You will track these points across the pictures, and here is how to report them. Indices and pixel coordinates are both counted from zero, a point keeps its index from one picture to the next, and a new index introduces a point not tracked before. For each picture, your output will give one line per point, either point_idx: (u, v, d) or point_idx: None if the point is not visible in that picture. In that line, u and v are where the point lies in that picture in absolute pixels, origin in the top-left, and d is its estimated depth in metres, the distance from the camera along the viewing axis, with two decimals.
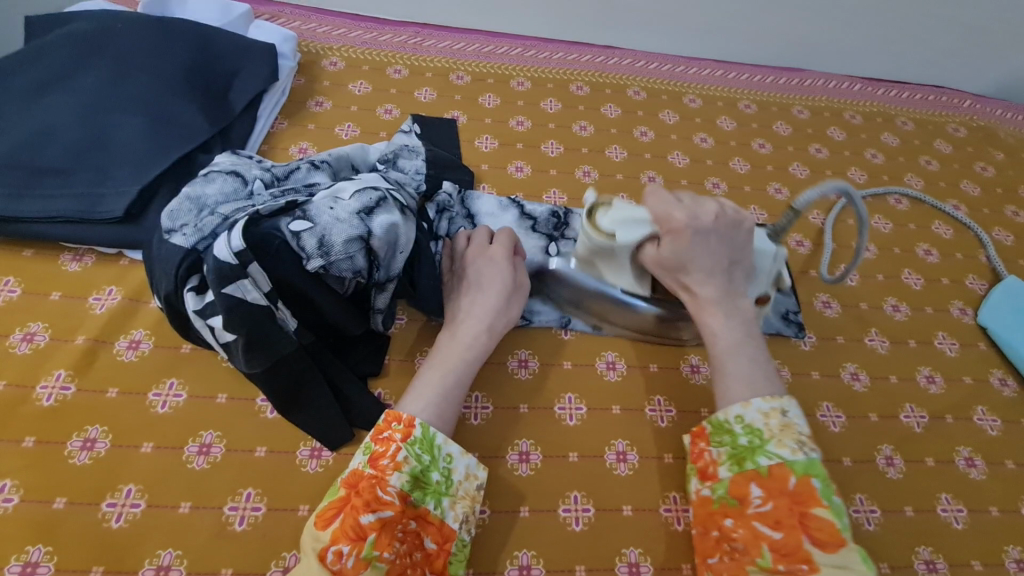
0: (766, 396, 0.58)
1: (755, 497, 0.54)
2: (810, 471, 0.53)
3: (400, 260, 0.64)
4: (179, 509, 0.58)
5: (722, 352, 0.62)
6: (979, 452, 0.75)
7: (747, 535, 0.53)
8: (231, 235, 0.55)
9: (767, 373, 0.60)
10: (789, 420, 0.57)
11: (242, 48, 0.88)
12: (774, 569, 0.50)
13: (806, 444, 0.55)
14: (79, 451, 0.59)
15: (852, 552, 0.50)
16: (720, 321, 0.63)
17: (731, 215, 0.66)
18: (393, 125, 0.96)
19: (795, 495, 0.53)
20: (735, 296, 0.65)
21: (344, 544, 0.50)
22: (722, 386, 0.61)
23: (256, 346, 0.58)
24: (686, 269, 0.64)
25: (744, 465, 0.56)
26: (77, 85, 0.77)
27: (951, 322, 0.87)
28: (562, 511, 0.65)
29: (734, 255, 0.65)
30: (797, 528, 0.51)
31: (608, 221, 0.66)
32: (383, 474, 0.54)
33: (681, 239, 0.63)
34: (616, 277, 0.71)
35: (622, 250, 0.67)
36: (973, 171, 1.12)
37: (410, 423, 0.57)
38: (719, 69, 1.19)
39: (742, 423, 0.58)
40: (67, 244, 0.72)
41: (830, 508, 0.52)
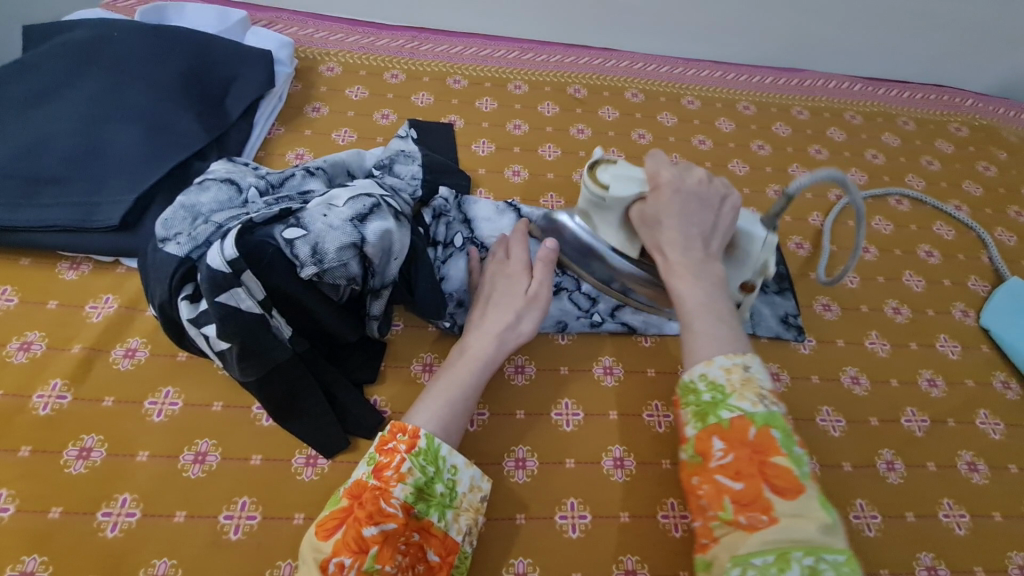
0: (728, 351, 0.54)
1: (716, 450, 0.50)
2: (772, 421, 0.49)
3: (394, 267, 0.64)
4: (174, 518, 0.58)
5: (690, 310, 0.59)
6: (982, 456, 0.74)
7: (711, 490, 0.49)
8: (224, 244, 0.55)
9: (734, 333, 0.56)
10: (752, 374, 0.52)
11: (238, 55, 0.89)
12: (735, 522, 0.47)
13: (767, 397, 0.51)
14: (75, 460, 0.60)
15: (814, 500, 0.46)
16: (689, 279, 0.60)
17: (716, 187, 0.65)
18: (389, 130, 0.96)
19: (755, 446, 0.48)
20: (707, 261, 0.62)
21: (346, 556, 0.49)
22: (689, 341, 0.57)
23: (250, 354, 0.58)
24: (662, 228, 0.63)
25: (707, 420, 0.51)
26: (74, 94, 0.78)
27: (953, 324, 0.87)
28: (558, 518, 0.65)
29: (711, 223, 0.64)
30: (757, 478, 0.47)
31: (606, 174, 0.67)
32: (387, 485, 0.53)
33: (662, 197, 0.63)
34: (606, 234, 0.71)
35: (614, 203, 0.67)
36: (975, 171, 1.11)
37: (415, 435, 0.56)
38: (718, 70, 1.19)
39: (706, 380, 0.53)
40: (64, 253, 0.72)
41: (789, 457, 0.48)
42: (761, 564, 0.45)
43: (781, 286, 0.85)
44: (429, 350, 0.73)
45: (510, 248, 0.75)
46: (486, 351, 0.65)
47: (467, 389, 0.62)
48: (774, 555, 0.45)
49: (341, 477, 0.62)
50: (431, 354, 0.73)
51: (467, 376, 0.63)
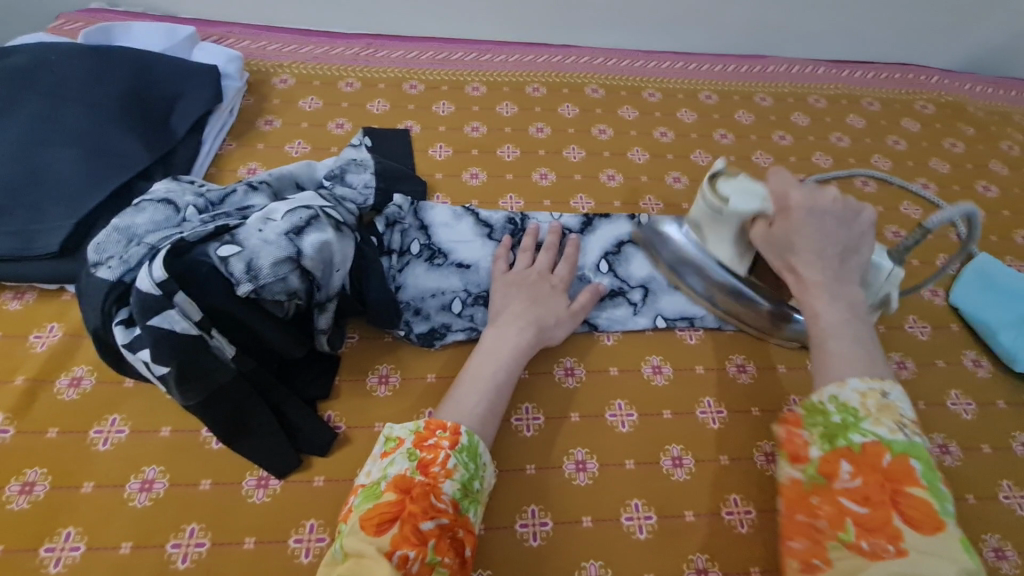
0: (863, 375, 0.54)
1: (844, 473, 0.49)
2: (911, 451, 0.49)
3: (337, 279, 0.63)
4: (120, 550, 0.56)
5: (824, 331, 0.57)
6: (953, 438, 0.73)
7: (833, 511, 0.48)
8: (153, 266, 0.54)
9: (873, 357, 0.56)
10: (890, 401, 0.52)
11: (183, 72, 0.87)
12: (858, 546, 0.46)
13: (906, 426, 0.51)
14: (17, 496, 0.58)
15: (954, 541, 0.44)
16: (824, 303, 0.58)
17: (852, 206, 0.61)
18: (344, 139, 0.94)
19: (889, 473, 0.48)
20: (845, 280, 0.59)
21: (409, 549, 0.47)
22: (822, 364, 0.56)
23: (188, 377, 0.56)
24: (794, 249, 0.60)
25: (836, 442, 0.51)
26: (12, 121, 0.76)
27: (922, 304, 0.85)
28: (518, 526, 0.62)
29: (849, 242, 0.60)
30: (889, 506, 0.47)
31: (727, 187, 0.66)
32: (436, 481, 0.52)
33: (794, 218, 0.60)
34: (717, 248, 0.70)
35: (732, 217, 0.65)
36: (942, 148, 1.10)
37: (456, 431, 0.56)
38: (679, 61, 1.18)
39: (836, 402, 0.53)
40: (6, 283, 0.71)
41: (929, 491, 0.47)
42: None
43: None
44: (385, 362, 0.71)
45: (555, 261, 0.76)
46: (514, 342, 0.66)
47: (493, 387, 0.62)
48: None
49: (295, 497, 0.61)
50: (387, 365, 0.71)
51: (490, 376, 0.63)
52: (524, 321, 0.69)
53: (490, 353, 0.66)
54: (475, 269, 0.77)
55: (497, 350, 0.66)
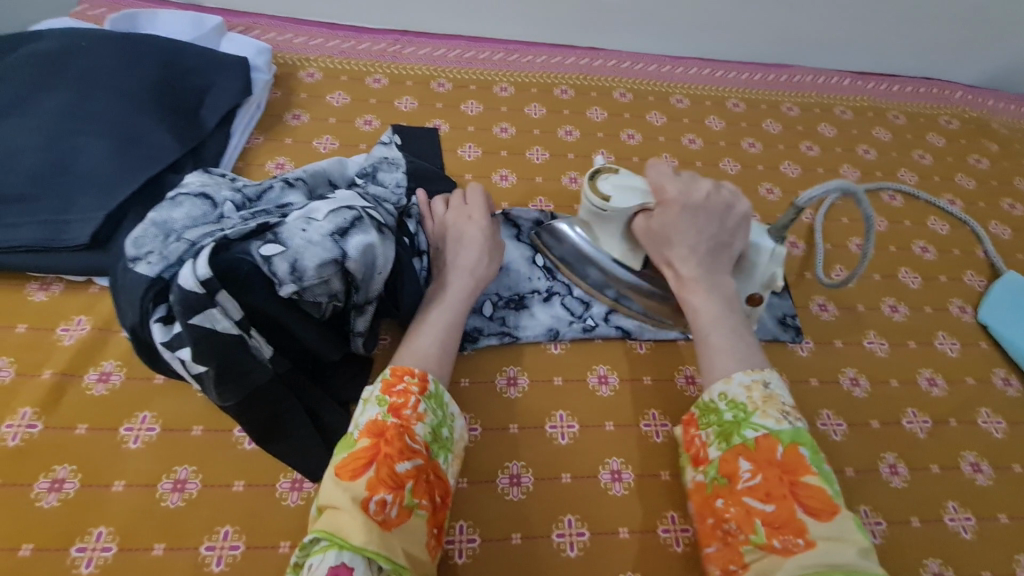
0: (745, 369, 0.58)
1: (744, 472, 0.53)
2: (798, 439, 0.52)
3: (378, 282, 0.61)
4: (153, 551, 0.55)
5: (704, 327, 0.62)
6: (985, 457, 0.73)
7: (740, 513, 0.51)
8: (196, 263, 0.52)
9: (749, 348, 0.61)
10: (772, 391, 0.56)
11: (213, 63, 0.86)
12: (768, 546, 0.49)
13: (789, 413, 0.55)
14: (47, 493, 0.57)
15: (848, 522, 0.48)
16: (702, 299, 0.63)
17: (723, 196, 0.65)
18: (373, 136, 0.93)
19: (784, 466, 0.51)
20: (720, 274, 0.64)
21: (386, 493, 0.48)
22: (706, 359, 0.61)
23: (228, 378, 0.55)
24: (672, 245, 0.63)
25: (731, 440, 0.55)
26: (40, 107, 0.74)
27: (951, 321, 0.85)
28: (555, 536, 0.61)
29: (723, 236, 0.64)
30: (789, 500, 0.49)
31: (606, 185, 0.64)
32: (408, 423, 0.53)
33: (668, 213, 0.63)
34: (607, 245, 0.68)
35: (616, 215, 0.64)
36: (967, 164, 1.10)
37: (425, 378, 0.58)
38: (706, 68, 1.17)
39: (726, 399, 0.57)
40: (33, 273, 0.69)
41: (819, 476, 0.50)
42: None
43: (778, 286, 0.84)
44: None
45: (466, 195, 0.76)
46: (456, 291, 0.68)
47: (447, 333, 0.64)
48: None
49: None
50: None
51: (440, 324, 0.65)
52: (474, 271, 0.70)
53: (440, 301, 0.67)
54: (506, 271, 0.77)
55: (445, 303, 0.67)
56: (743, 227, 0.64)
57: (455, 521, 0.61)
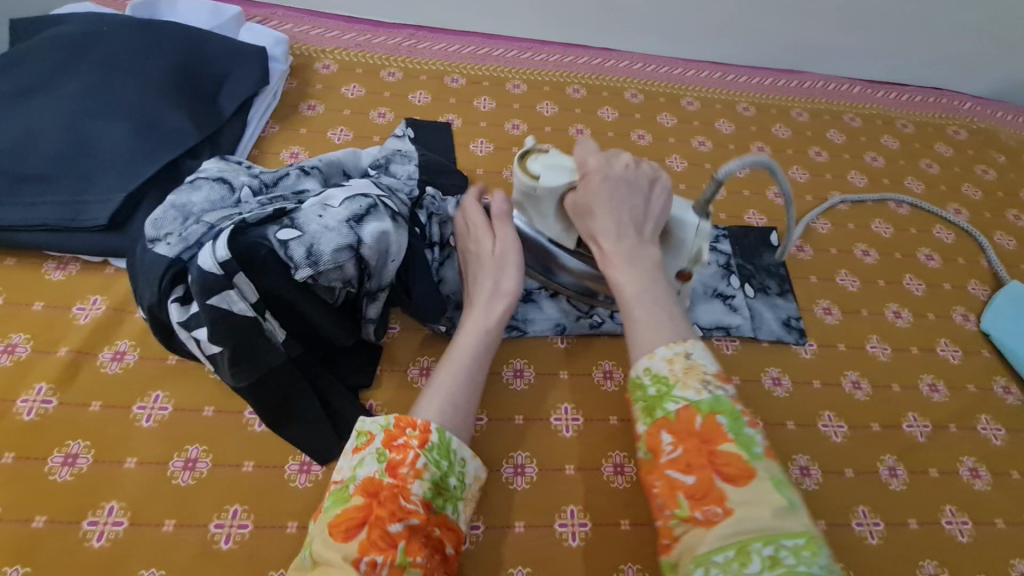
0: (670, 341, 0.52)
1: (665, 446, 0.47)
2: (717, 408, 0.47)
3: (391, 269, 0.62)
4: (163, 528, 0.56)
5: (629, 298, 0.56)
6: (984, 462, 0.74)
7: (664, 488, 0.46)
8: (216, 245, 0.53)
9: (676, 321, 0.54)
10: (695, 360, 0.50)
11: (232, 51, 0.87)
12: (692, 518, 0.45)
13: (711, 382, 0.49)
14: (60, 467, 0.58)
15: (765, 484, 0.44)
16: (626, 270, 0.57)
17: (644, 171, 0.62)
18: (386, 129, 0.94)
19: (702, 435, 0.46)
20: (645, 249, 0.59)
21: (378, 555, 0.45)
22: (631, 333, 0.54)
23: (242, 359, 0.56)
24: (594, 216, 0.60)
25: (654, 415, 0.49)
26: (62, 89, 0.76)
27: (953, 328, 0.86)
28: (558, 526, 0.62)
29: (644, 209, 0.60)
30: (707, 468, 0.45)
31: (535, 164, 0.63)
32: (405, 483, 0.49)
33: (590, 185, 0.60)
34: (542, 226, 0.67)
35: (546, 194, 0.62)
36: (974, 174, 1.11)
37: (426, 429, 0.53)
38: (717, 71, 1.18)
39: (651, 374, 0.51)
40: (51, 252, 0.70)
41: (736, 442, 0.46)
42: (722, 562, 0.42)
43: (783, 289, 0.85)
44: (427, 354, 0.71)
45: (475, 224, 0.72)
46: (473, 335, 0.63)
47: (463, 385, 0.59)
48: (734, 550, 0.42)
49: None
50: (429, 359, 0.71)
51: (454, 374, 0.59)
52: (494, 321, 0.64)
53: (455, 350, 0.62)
54: None
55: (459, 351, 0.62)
56: (665, 202, 0.61)
57: None
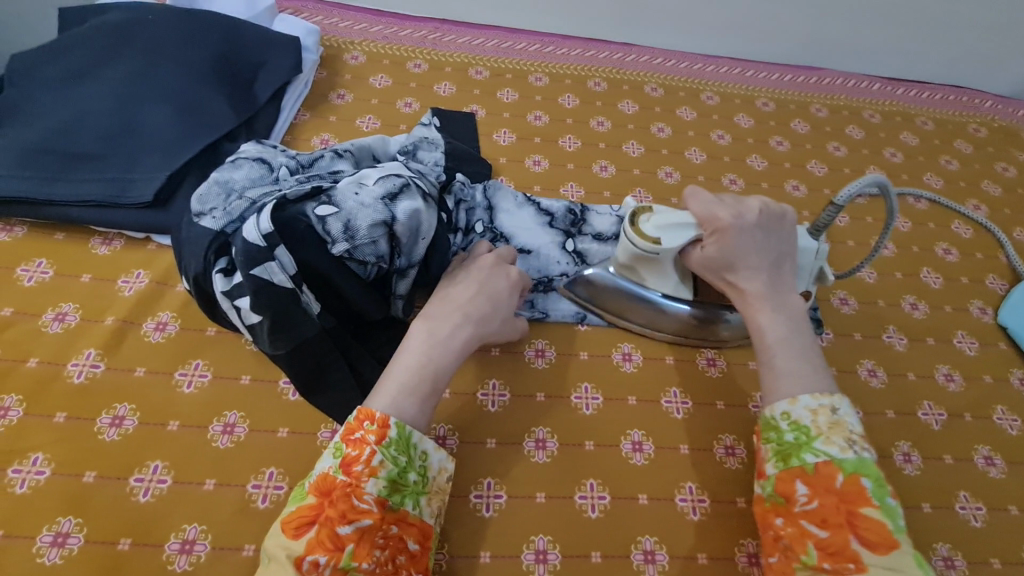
0: (815, 391, 0.57)
1: (802, 495, 0.53)
2: (861, 469, 0.52)
3: (421, 247, 0.64)
4: (204, 486, 0.59)
5: (772, 345, 0.61)
6: (999, 451, 0.75)
7: (794, 532, 0.53)
8: (259, 218, 0.57)
9: (816, 368, 0.59)
10: (839, 418, 0.55)
11: (267, 40, 0.90)
12: (820, 567, 0.50)
13: (856, 443, 0.54)
14: (108, 428, 0.61)
15: (907, 556, 0.48)
16: (769, 316, 0.62)
17: (774, 213, 0.66)
18: (413, 118, 0.97)
19: (842, 494, 0.51)
20: (783, 291, 0.64)
21: (321, 554, 0.48)
22: (770, 378, 0.60)
23: (281, 329, 0.59)
24: (733, 264, 0.64)
25: (790, 461, 0.55)
26: (110, 74, 0.79)
27: (970, 321, 0.87)
28: (578, 497, 0.64)
29: (780, 249, 0.65)
30: (845, 529, 0.50)
31: (651, 228, 0.67)
32: (358, 481, 0.52)
33: (725, 236, 0.64)
34: (657, 284, 0.72)
35: (667, 255, 0.67)
36: (993, 171, 1.11)
37: (384, 424, 0.54)
38: (737, 67, 1.20)
39: (789, 420, 0.57)
40: (97, 228, 0.74)
41: (881, 509, 0.50)
42: None
43: None
44: None
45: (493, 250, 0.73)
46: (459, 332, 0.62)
47: (423, 374, 0.58)
48: None
49: None
50: None
51: (420, 364, 0.59)
52: (472, 310, 0.64)
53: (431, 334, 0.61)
54: (536, 255, 0.79)
55: (433, 337, 0.61)
56: (795, 238, 0.67)
57: (483, 477, 0.64)
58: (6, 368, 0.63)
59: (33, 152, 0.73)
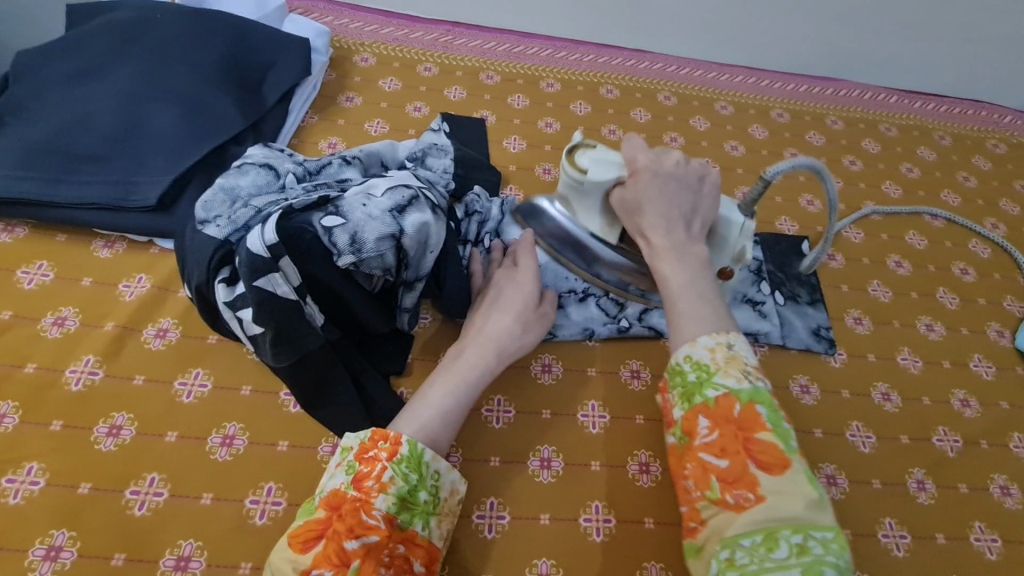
0: (713, 331, 0.53)
1: (702, 429, 0.48)
2: (756, 398, 0.48)
3: (428, 260, 0.63)
4: (201, 500, 0.57)
5: (674, 291, 0.56)
6: (1015, 481, 0.73)
7: (696, 471, 0.47)
8: (265, 228, 0.55)
9: (718, 312, 0.54)
10: (736, 351, 0.51)
11: (277, 40, 0.88)
12: (721, 501, 0.46)
13: (751, 373, 0.50)
14: (105, 437, 0.60)
15: (799, 475, 0.45)
16: (673, 265, 0.57)
17: (694, 168, 0.62)
18: (422, 123, 0.95)
19: (740, 422, 0.47)
20: (692, 243, 0.59)
21: (327, 570, 0.45)
22: (672, 322, 0.55)
23: (284, 342, 0.58)
24: (641, 211, 0.60)
25: (692, 399, 0.50)
26: (117, 73, 0.78)
27: (986, 344, 0.85)
28: (583, 520, 0.62)
29: (692, 203, 0.60)
30: (742, 455, 0.46)
31: (584, 158, 0.64)
32: (368, 496, 0.50)
33: (640, 181, 0.60)
34: (586, 221, 0.68)
35: (593, 188, 0.63)
36: (1012, 189, 1.08)
37: (397, 441, 0.53)
38: (752, 76, 1.17)
39: (691, 361, 0.52)
40: (99, 231, 0.73)
41: (775, 432, 0.46)
42: (749, 545, 0.43)
43: (813, 298, 0.85)
44: None
45: (517, 257, 0.72)
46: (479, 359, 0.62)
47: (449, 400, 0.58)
48: (762, 535, 0.43)
49: None
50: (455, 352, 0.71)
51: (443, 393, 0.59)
52: (491, 333, 0.65)
53: (456, 357, 0.62)
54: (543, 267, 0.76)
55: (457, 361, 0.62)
56: (715, 201, 0.62)
57: (487, 497, 0.63)
58: (3, 373, 0.62)
59: (36, 152, 0.72)
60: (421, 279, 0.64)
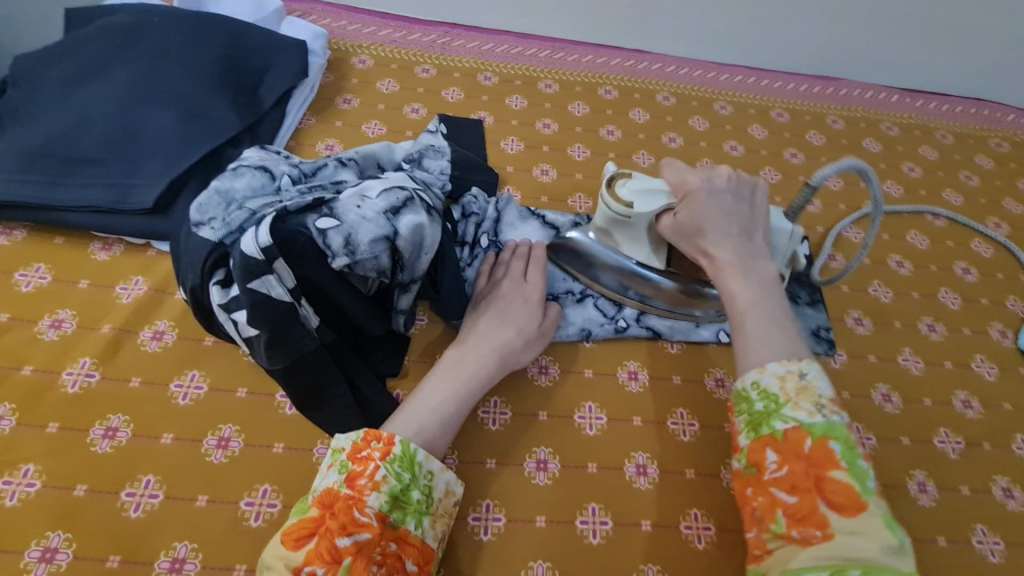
0: (783, 358, 0.52)
1: (771, 463, 0.49)
2: (830, 433, 0.48)
3: (423, 262, 0.62)
4: (196, 502, 0.57)
5: (743, 312, 0.55)
6: (1018, 483, 0.72)
7: (764, 502, 0.48)
8: (258, 231, 0.55)
9: (789, 334, 0.54)
10: (808, 382, 0.51)
11: (274, 43, 0.89)
12: (788, 535, 0.46)
13: (825, 407, 0.50)
14: (101, 439, 0.60)
15: (876, 518, 0.44)
16: (740, 284, 0.56)
17: (744, 182, 0.62)
18: (419, 124, 0.95)
19: (810, 459, 0.47)
20: (756, 258, 0.58)
21: (318, 567, 0.45)
22: (743, 346, 0.54)
23: (278, 344, 0.58)
24: (701, 231, 0.59)
25: (760, 430, 0.51)
26: (114, 76, 0.79)
27: (989, 345, 0.84)
28: (579, 522, 0.62)
29: (749, 219, 0.60)
30: (813, 492, 0.46)
31: (625, 191, 0.64)
32: (361, 495, 0.50)
33: (694, 200, 0.60)
34: (631, 250, 0.69)
35: (639, 220, 0.64)
36: (1015, 188, 1.07)
37: (390, 441, 0.53)
38: (751, 76, 1.17)
39: (758, 389, 0.52)
40: (97, 233, 0.73)
41: (849, 472, 0.46)
42: None
43: (814, 298, 0.84)
44: None
45: (528, 268, 0.73)
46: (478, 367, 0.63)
47: (445, 406, 0.60)
48: (829, 571, 0.43)
49: None
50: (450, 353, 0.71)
51: (440, 397, 0.60)
52: (493, 342, 0.66)
53: (457, 363, 0.63)
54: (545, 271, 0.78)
55: (459, 366, 0.63)
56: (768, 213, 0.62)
57: (483, 499, 0.63)
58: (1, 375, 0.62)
59: (34, 155, 0.72)
60: (416, 282, 0.64)
